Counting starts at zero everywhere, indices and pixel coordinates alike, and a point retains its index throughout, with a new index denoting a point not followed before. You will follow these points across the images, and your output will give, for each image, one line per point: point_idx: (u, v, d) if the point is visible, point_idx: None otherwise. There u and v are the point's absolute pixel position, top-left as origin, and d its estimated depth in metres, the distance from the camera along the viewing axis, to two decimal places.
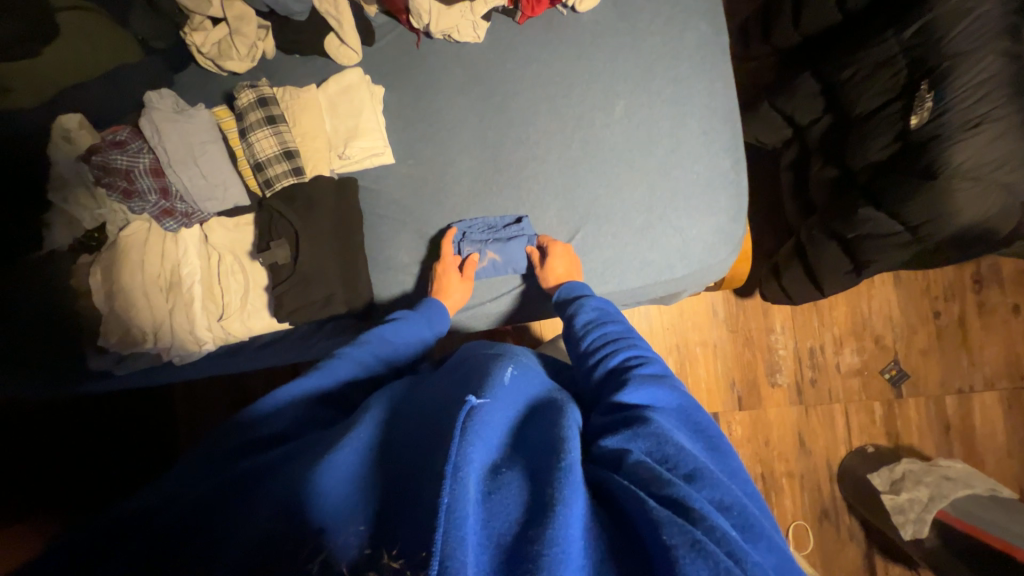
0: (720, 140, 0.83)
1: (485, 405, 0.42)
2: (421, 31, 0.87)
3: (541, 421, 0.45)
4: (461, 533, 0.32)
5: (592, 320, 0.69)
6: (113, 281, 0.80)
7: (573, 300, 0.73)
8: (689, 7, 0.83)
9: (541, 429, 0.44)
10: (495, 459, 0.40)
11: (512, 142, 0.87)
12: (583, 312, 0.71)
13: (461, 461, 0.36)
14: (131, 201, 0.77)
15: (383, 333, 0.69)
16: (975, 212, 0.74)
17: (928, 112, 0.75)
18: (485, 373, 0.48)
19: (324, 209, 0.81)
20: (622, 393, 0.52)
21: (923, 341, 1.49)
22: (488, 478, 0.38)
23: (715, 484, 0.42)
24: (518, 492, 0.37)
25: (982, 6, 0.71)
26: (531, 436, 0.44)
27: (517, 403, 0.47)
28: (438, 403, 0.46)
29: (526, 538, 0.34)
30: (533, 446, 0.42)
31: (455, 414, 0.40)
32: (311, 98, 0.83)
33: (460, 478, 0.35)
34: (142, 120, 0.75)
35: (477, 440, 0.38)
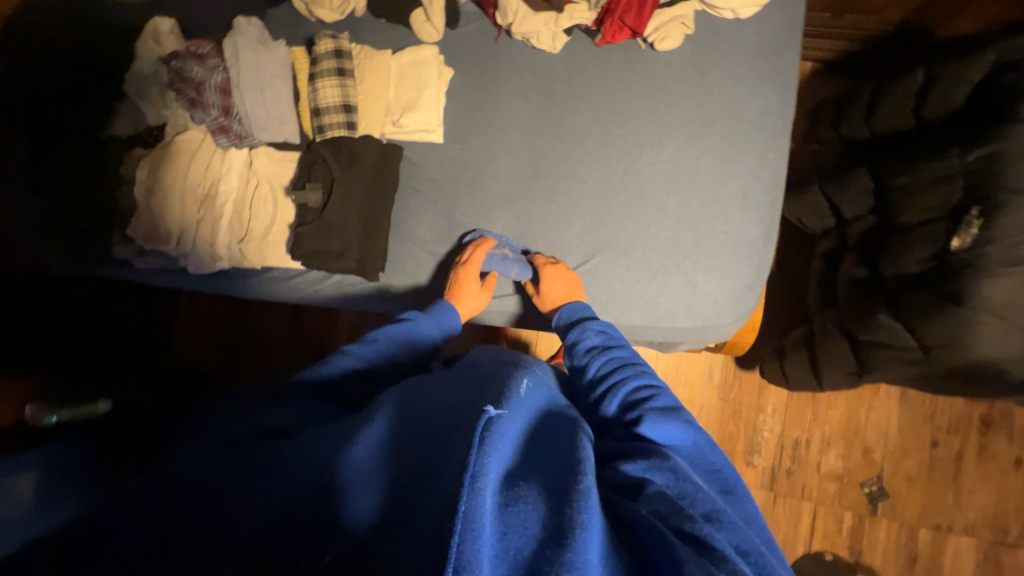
0: (758, 209, 0.83)
1: (502, 416, 0.42)
2: (503, 28, 0.90)
3: (553, 443, 0.46)
4: (479, 545, 0.32)
5: (597, 346, 0.70)
6: (156, 178, 0.85)
7: (575, 324, 0.74)
8: (762, 74, 0.84)
9: (555, 451, 0.45)
10: (509, 471, 0.40)
11: (557, 154, 0.89)
12: (587, 338, 0.72)
13: (479, 469, 0.36)
14: (194, 111, 0.82)
15: (397, 329, 0.72)
16: (992, 350, 0.73)
17: (971, 239, 0.73)
18: (502, 385, 0.49)
19: (362, 167, 0.85)
20: (645, 425, 0.56)
21: (912, 466, 1.44)
22: (503, 486, 0.38)
23: (732, 529, 0.44)
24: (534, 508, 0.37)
25: None
26: (543, 452, 0.45)
27: (528, 419, 0.47)
28: (450, 406, 0.46)
29: (544, 552, 0.34)
30: (545, 464, 0.43)
31: (473, 422, 0.40)
32: (383, 63, 0.87)
33: (478, 487, 0.35)
34: (225, 41, 0.79)
35: (495, 451, 0.38)
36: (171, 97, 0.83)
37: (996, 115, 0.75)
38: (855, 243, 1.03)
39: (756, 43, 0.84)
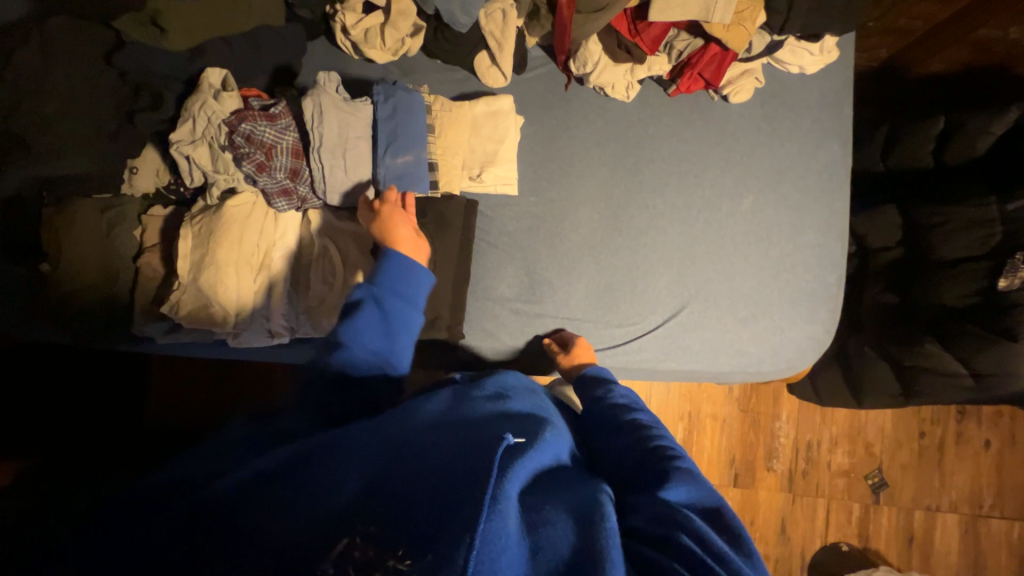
0: (831, 255, 0.87)
1: (520, 447, 0.45)
2: (576, 75, 0.87)
3: (572, 486, 0.46)
4: (497, 561, 0.34)
5: (623, 405, 0.70)
6: (205, 251, 0.73)
7: (602, 383, 0.74)
8: (827, 127, 0.89)
9: (574, 475, 0.49)
10: (531, 500, 0.42)
11: (636, 205, 0.88)
12: (612, 397, 0.72)
13: (501, 493, 0.38)
14: (260, 176, 0.71)
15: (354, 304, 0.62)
16: None
17: (1019, 280, 0.82)
18: (522, 424, 0.50)
19: (452, 230, 0.80)
20: (666, 489, 0.54)
21: (906, 456, 1.62)
22: (529, 515, 0.40)
23: None
24: (558, 531, 0.40)
25: None
26: (562, 486, 0.46)
27: (550, 451, 0.49)
28: (472, 425, 0.48)
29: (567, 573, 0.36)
30: (565, 490, 0.45)
31: (493, 446, 0.42)
32: (461, 114, 0.81)
33: (498, 509, 0.36)
34: (307, 98, 0.70)
35: (514, 479, 0.40)
36: (227, 158, 0.71)
37: None
38: (880, 270, 1.10)
39: (820, 98, 0.88)
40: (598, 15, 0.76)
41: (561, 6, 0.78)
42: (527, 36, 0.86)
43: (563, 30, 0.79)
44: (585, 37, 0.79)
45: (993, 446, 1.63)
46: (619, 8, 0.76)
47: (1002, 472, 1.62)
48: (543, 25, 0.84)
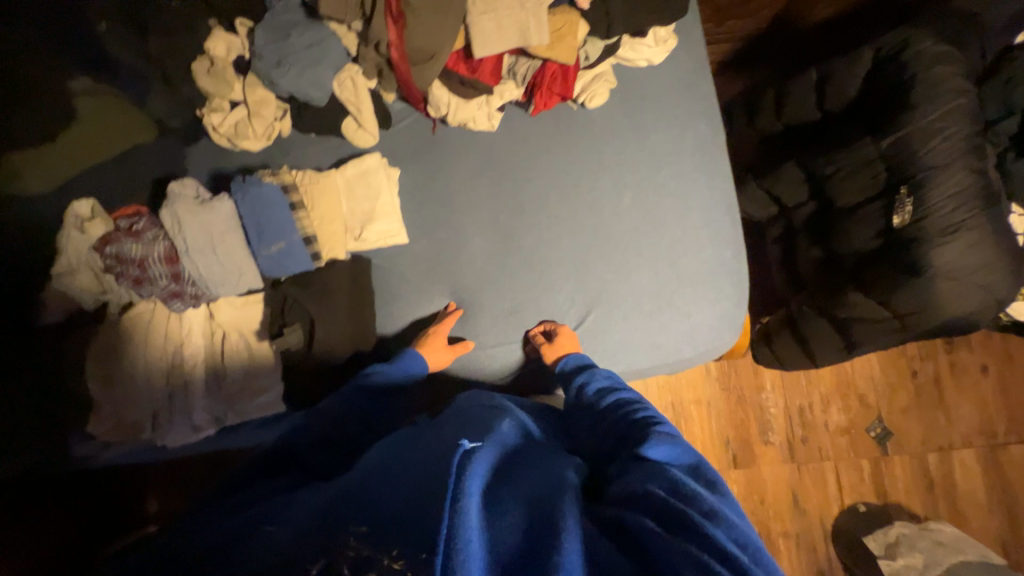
0: (723, 230, 0.88)
1: (476, 448, 0.48)
2: (438, 118, 0.90)
3: (543, 473, 0.49)
4: (463, 555, 0.36)
5: (604, 389, 0.72)
6: (110, 366, 0.77)
7: (582, 372, 0.76)
8: (690, 108, 0.90)
9: (543, 465, 0.52)
10: (498, 492, 0.45)
11: (523, 225, 0.90)
12: (594, 382, 0.74)
13: (461, 495, 0.41)
14: (141, 289, 0.75)
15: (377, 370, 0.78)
16: (957, 310, 0.79)
17: (908, 215, 0.80)
18: (484, 429, 0.54)
19: (337, 293, 0.83)
20: (646, 448, 0.54)
21: (904, 400, 1.56)
22: (491, 510, 0.43)
23: (730, 525, 0.43)
24: (516, 524, 0.42)
25: (954, 126, 0.77)
26: (531, 476, 0.48)
27: (513, 452, 0.52)
28: (437, 442, 0.51)
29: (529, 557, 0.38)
30: (532, 479, 0.48)
31: (449, 457, 0.46)
32: (328, 182, 0.84)
33: (458, 507, 0.40)
34: (162, 212, 0.74)
35: (472, 476, 0.43)
36: (109, 276, 0.75)
37: (893, 100, 0.83)
38: (803, 227, 1.10)
39: (676, 83, 0.90)
40: (431, 63, 0.80)
41: (395, 62, 0.82)
42: (384, 93, 0.90)
43: (408, 81, 0.83)
44: (429, 85, 0.83)
45: (992, 371, 1.56)
46: (449, 52, 0.80)
47: (1009, 395, 1.55)
48: (391, 80, 0.87)
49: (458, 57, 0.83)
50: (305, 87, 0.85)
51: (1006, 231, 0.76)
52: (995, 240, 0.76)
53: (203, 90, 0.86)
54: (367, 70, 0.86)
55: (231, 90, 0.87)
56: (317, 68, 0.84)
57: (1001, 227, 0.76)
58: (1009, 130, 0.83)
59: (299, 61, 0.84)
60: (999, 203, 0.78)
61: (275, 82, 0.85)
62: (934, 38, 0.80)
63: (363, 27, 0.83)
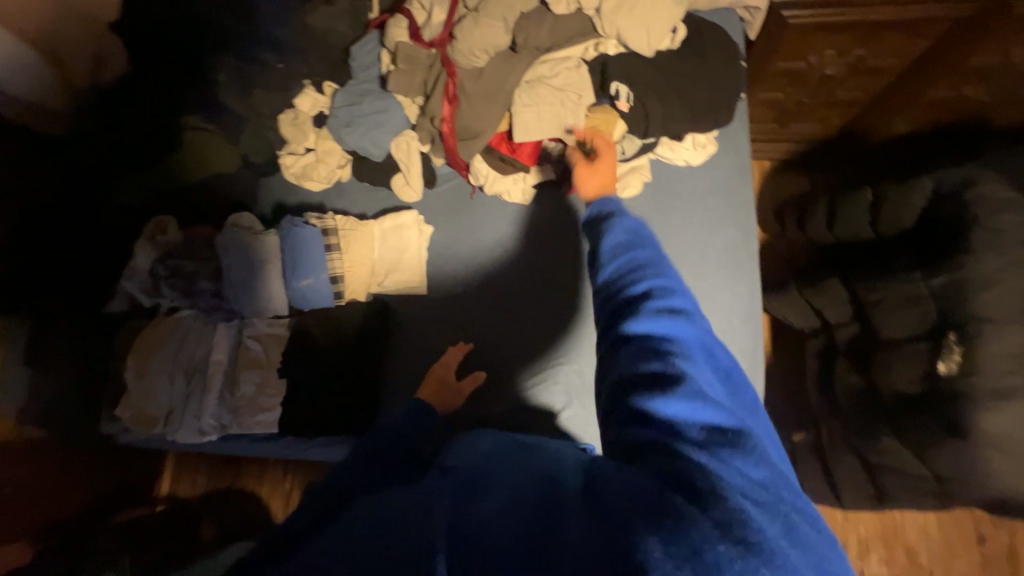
0: (741, 341, 0.86)
1: (436, 482, 0.48)
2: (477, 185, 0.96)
3: (513, 470, 0.48)
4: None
5: (616, 244, 0.58)
6: (147, 360, 0.87)
7: (597, 220, 0.63)
8: (722, 212, 0.90)
9: (528, 471, 0.47)
10: (464, 495, 0.44)
11: (537, 298, 0.92)
12: (610, 235, 0.59)
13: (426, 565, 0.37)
14: (188, 298, 0.87)
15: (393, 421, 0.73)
16: (1008, 485, 0.68)
17: (955, 365, 0.72)
18: (448, 462, 0.53)
19: (350, 332, 0.90)
20: (633, 329, 0.50)
21: (965, 568, 1.31)
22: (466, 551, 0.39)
23: (715, 441, 0.42)
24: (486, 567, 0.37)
25: (1016, 280, 0.69)
26: (499, 474, 0.47)
27: (479, 460, 0.51)
28: (402, 488, 0.51)
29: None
30: (504, 475, 0.47)
31: (412, 495, 0.47)
32: (365, 230, 0.92)
33: (427, 527, 0.41)
34: (219, 237, 0.85)
35: (436, 500, 0.44)
36: (164, 283, 0.86)
37: (950, 239, 0.77)
38: (844, 347, 1.01)
39: (710, 185, 0.90)
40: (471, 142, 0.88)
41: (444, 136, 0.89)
42: (433, 157, 0.98)
43: (453, 152, 0.90)
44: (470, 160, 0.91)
45: None
46: (492, 133, 0.88)
47: None
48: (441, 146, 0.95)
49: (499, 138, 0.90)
50: (366, 144, 0.96)
51: None
52: None
53: (285, 137, 1.00)
54: (421, 137, 0.96)
55: (306, 139, 1.00)
56: (378, 131, 0.96)
57: None
58: None
59: (365, 124, 0.96)
60: None
61: (342, 138, 0.97)
62: (1001, 181, 0.75)
63: (424, 102, 0.93)
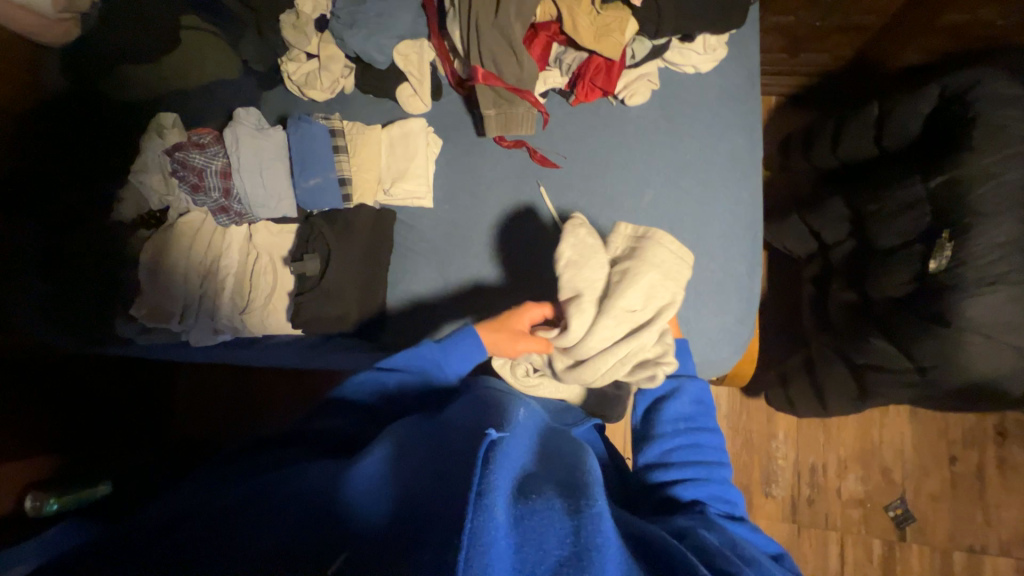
0: (739, 244, 0.86)
1: (504, 438, 0.50)
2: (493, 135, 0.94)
3: (563, 484, 0.51)
4: (486, 553, 0.39)
5: (685, 417, 0.73)
6: (159, 258, 0.89)
7: (672, 381, 0.75)
8: (730, 120, 0.90)
9: (579, 489, 0.50)
10: (524, 488, 0.47)
11: (542, 207, 0.93)
12: (679, 403, 0.73)
13: (487, 487, 0.43)
14: (196, 194, 0.85)
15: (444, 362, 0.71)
16: (983, 368, 0.73)
17: (946, 261, 0.74)
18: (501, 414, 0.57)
19: (359, 234, 0.89)
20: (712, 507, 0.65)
21: (935, 484, 1.40)
22: (525, 493, 0.46)
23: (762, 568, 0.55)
24: (551, 526, 0.44)
25: (1011, 174, 0.72)
26: (558, 482, 0.51)
27: (521, 443, 0.54)
28: (457, 447, 0.52)
29: (570, 561, 0.43)
30: (556, 483, 0.50)
31: (478, 443, 0.48)
32: (374, 136, 0.92)
33: (485, 504, 0.42)
34: (225, 130, 0.80)
35: (501, 468, 0.46)
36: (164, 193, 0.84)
37: (954, 140, 0.78)
38: (840, 266, 1.05)
39: (718, 93, 0.90)
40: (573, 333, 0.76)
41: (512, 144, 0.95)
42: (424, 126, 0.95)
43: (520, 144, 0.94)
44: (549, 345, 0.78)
45: None
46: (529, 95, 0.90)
47: None
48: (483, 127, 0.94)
49: (524, 146, 0.94)
50: (369, 49, 0.93)
51: None
52: None
53: (285, 41, 0.97)
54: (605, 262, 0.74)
55: (308, 43, 0.96)
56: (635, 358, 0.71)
57: None
58: None
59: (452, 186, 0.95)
60: None
61: (345, 40, 0.94)
62: (1006, 82, 0.75)
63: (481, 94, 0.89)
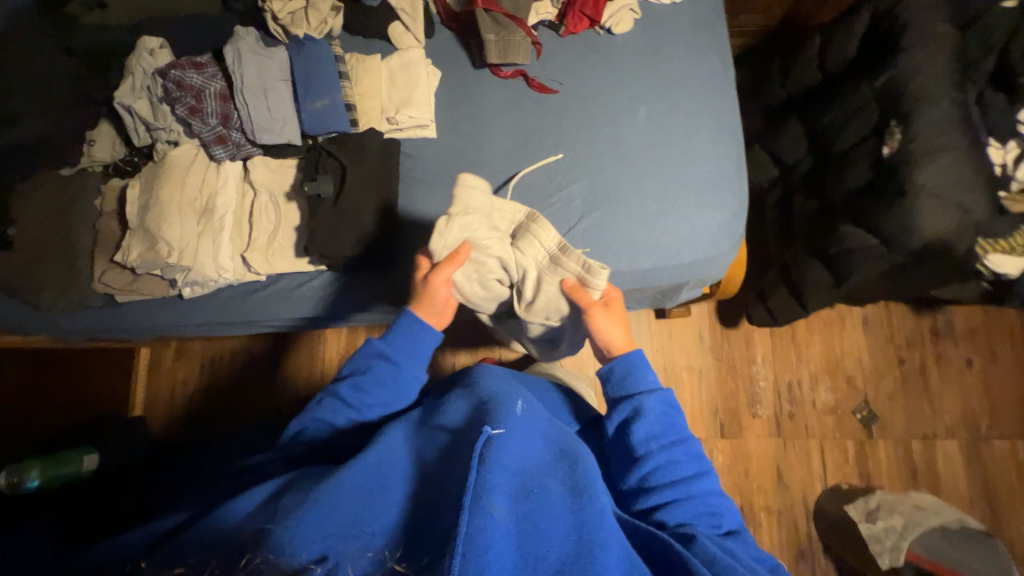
0: (726, 150, 0.95)
1: (499, 435, 0.53)
2: (490, 64, 0.97)
3: (553, 473, 0.55)
4: (482, 554, 0.43)
5: (654, 435, 0.69)
6: (151, 195, 0.84)
7: (629, 401, 0.72)
8: (704, 44, 0.99)
9: (566, 480, 0.54)
10: (517, 493, 0.50)
11: (544, 130, 0.97)
12: (644, 420, 0.70)
13: (480, 488, 0.47)
14: (193, 118, 0.84)
15: (394, 359, 0.78)
16: (937, 228, 0.85)
17: (898, 142, 0.88)
18: (501, 409, 0.59)
19: (370, 155, 0.88)
20: (698, 519, 0.65)
21: (890, 385, 1.58)
22: (521, 497, 0.50)
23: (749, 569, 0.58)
24: (544, 527, 0.49)
25: (936, 64, 0.87)
26: (550, 482, 0.54)
27: (522, 439, 0.56)
28: (460, 450, 0.55)
29: (569, 558, 0.48)
30: (546, 478, 0.54)
31: (475, 443, 0.51)
32: (374, 65, 0.93)
33: (481, 506, 0.45)
34: (228, 47, 0.84)
35: (494, 468, 0.49)
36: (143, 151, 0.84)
37: (890, 46, 0.93)
38: (801, 183, 1.18)
39: (692, 20, 1.00)
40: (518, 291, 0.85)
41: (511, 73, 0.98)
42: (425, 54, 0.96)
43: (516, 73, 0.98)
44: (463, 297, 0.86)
45: (976, 365, 1.59)
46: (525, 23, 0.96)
47: (992, 391, 1.58)
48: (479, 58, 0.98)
49: (522, 75, 0.98)
50: None
51: (983, 155, 0.86)
52: (969, 163, 0.85)
53: None
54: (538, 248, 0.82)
55: None
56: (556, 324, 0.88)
57: (976, 152, 0.85)
58: (986, 69, 0.92)
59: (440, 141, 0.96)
60: (977, 135, 0.87)
61: None
62: None
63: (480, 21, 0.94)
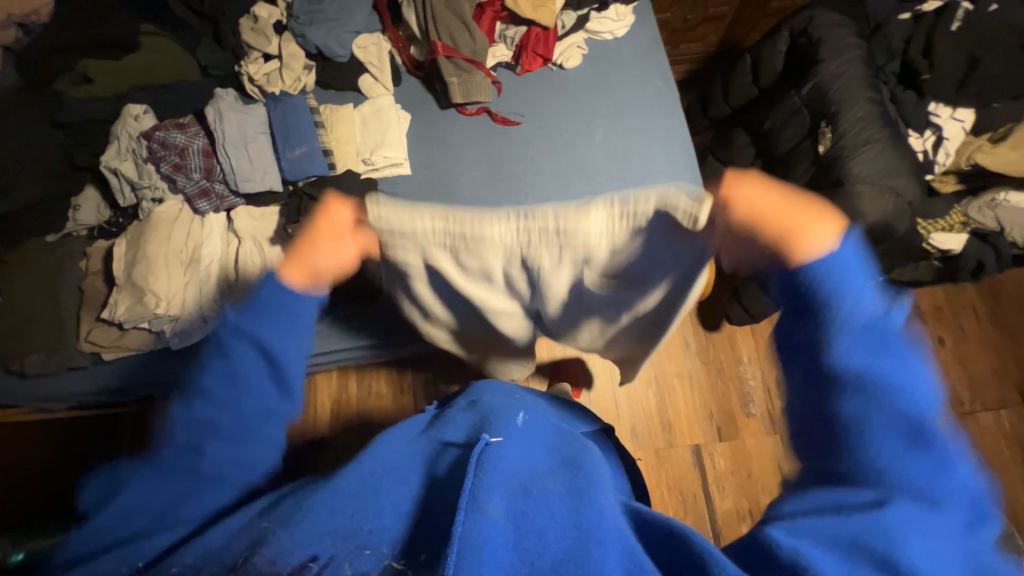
0: (679, 160, 1.03)
1: (499, 442, 0.49)
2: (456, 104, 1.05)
3: (557, 476, 0.50)
4: (477, 553, 0.39)
5: (847, 360, 0.45)
6: (137, 251, 0.87)
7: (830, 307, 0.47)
8: (647, 69, 1.10)
9: (571, 482, 0.49)
10: (517, 492, 0.45)
11: (512, 157, 1.03)
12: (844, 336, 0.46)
13: (477, 490, 0.43)
14: (178, 174, 0.90)
15: (284, 380, 0.53)
16: (879, 211, 0.92)
17: (829, 140, 0.98)
18: (501, 417, 0.56)
19: (350, 195, 0.95)
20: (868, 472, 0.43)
21: None
22: (522, 496, 0.45)
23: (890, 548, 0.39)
24: (547, 524, 0.44)
25: (850, 71, 0.99)
26: (553, 484, 0.49)
27: (523, 444, 0.52)
28: (457, 456, 0.51)
29: (568, 555, 0.42)
30: (549, 480, 0.49)
31: (471, 449, 0.48)
32: (347, 113, 1.00)
33: (475, 510, 0.41)
34: (207, 106, 0.91)
35: (491, 471, 0.45)
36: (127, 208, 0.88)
37: (809, 58, 1.05)
38: None
39: (634, 50, 1.11)
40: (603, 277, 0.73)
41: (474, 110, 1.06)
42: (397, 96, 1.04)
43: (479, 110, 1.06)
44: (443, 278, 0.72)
45: (948, 342, 1.66)
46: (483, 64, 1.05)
47: (968, 366, 1.64)
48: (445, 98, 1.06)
49: (486, 112, 1.06)
50: (330, 42, 1.02)
51: (905, 145, 0.96)
52: (894, 151, 0.95)
53: (245, 44, 1.00)
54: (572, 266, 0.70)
55: (268, 45, 1.00)
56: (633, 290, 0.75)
57: (898, 142, 0.95)
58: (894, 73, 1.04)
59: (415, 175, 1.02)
60: (898, 129, 0.98)
61: (307, 36, 1.01)
62: (830, 13, 1.05)
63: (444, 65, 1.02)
